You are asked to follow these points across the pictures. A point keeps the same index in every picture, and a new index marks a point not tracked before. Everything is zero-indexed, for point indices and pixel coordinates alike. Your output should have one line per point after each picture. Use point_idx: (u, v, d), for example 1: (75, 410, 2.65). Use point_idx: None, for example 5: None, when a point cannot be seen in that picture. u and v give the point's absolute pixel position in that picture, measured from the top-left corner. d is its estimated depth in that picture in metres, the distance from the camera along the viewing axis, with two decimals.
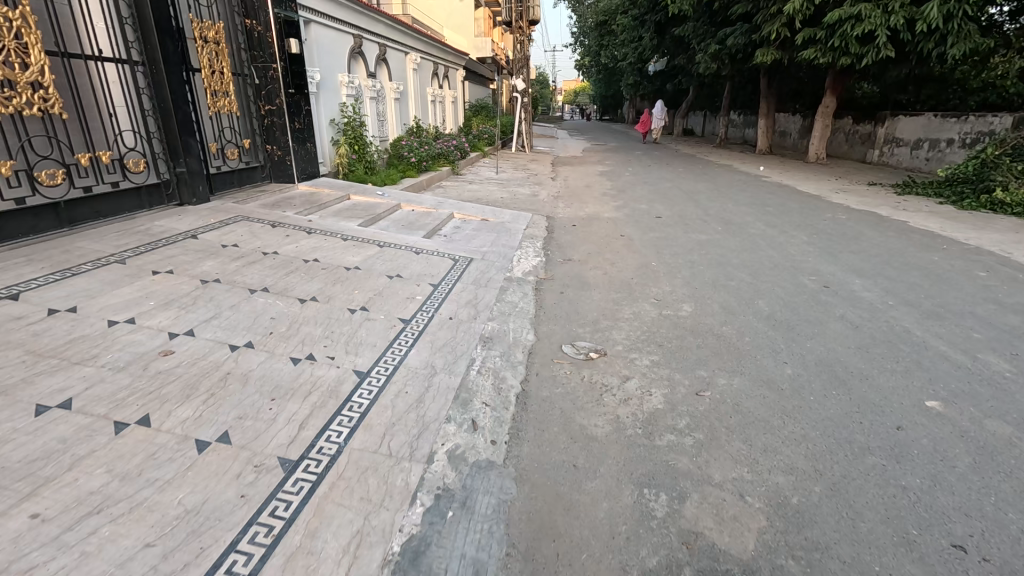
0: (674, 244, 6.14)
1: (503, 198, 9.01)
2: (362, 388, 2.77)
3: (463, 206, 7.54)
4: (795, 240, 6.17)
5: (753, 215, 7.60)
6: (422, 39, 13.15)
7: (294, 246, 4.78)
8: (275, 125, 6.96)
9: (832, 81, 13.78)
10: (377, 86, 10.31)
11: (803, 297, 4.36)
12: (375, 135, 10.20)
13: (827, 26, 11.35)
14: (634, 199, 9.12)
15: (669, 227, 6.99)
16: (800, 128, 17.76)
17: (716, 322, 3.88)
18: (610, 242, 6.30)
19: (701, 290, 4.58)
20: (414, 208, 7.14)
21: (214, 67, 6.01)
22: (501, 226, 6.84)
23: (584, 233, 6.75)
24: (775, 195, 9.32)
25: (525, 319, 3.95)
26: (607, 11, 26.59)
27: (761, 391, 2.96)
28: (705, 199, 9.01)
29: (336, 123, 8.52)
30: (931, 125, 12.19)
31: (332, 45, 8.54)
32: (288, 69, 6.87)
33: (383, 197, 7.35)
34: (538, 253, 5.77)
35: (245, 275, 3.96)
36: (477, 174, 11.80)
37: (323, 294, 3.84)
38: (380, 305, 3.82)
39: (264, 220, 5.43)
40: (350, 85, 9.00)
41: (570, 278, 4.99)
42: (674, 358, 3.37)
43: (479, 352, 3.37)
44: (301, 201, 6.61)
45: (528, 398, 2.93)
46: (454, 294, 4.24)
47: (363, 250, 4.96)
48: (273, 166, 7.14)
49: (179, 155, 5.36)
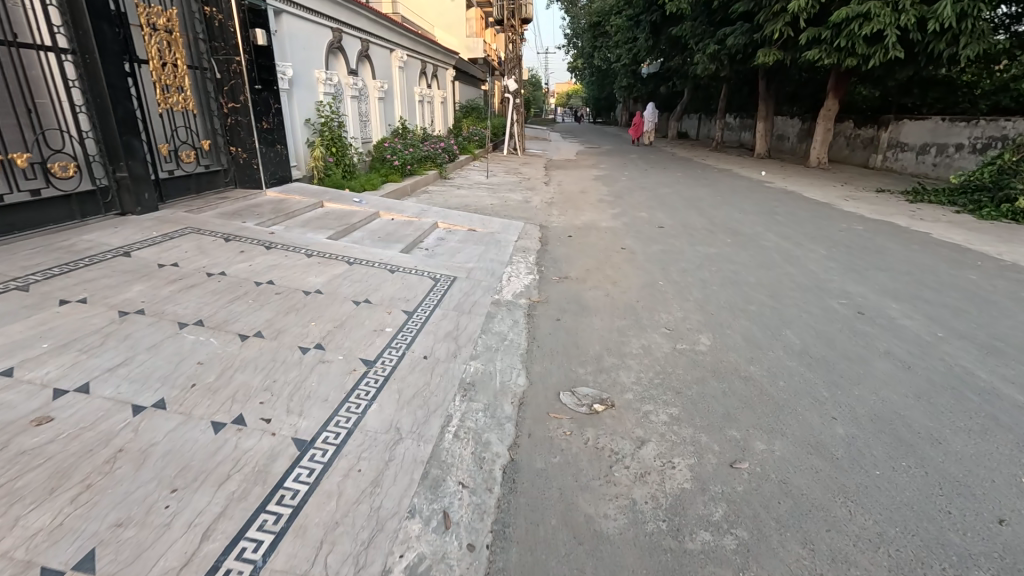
0: (681, 258, 5.55)
1: (492, 205, 8.37)
2: (301, 466, 2.13)
3: (448, 214, 6.91)
4: (815, 254, 5.59)
5: (762, 225, 7.04)
6: (409, 36, 12.49)
7: (247, 264, 4.11)
8: (239, 124, 6.29)
9: (834, 82, 13.33)
10: (359, 85, 9.63)
11: (836, 326, 3.77)
12: (356, 136, 9.52)
13: (833, 26, 10.87)
14: (633, 206, 8.53)
15: (673, 238, 6.39)
16: (799, 132, 17.33)
17: (741, 360, 3.28)
18: (610, 256, 5.70)
19: (717, 316, 3.98)
20: (393, 216, 6.53)
21: (164, 58, 5.33)
22: (489, 237, 6.21)
23: (581, 246, 6.13)
24: (782, 202, 8.79)
25: (514, 356, 3.32)
26: (601, 11, 26.04)
27: (810, 460, 2.36)
28: (708, 206, 8.44)
29: (312, 123, 7.86)
30: (939, 129, 11.74)
31: (308, 38, 7.89)
32: (253, 62, 6.21)
33: (360, 204, 6.69)
34: (531, 270, 5.14)
35: (178, 303, 3.29)
36: (466, 178, 11.15)
37: (270, 328, 3.18)
38: (340, 341, 3.17)
39: (218, 232, 4.75)
40: (327, 83, 8.32)
41: (567, 301, 4.37)
42: (696, 411, 2.76)
43: (458, 406, 2.73)
44: (267, 209, 5.96)
45: (517, 472, 2.30)
46: (432, 324, 3.60)
47: (329, 269, 4.31)
48: (237, 170, 6.46)
49: (119, 157, 4.67)
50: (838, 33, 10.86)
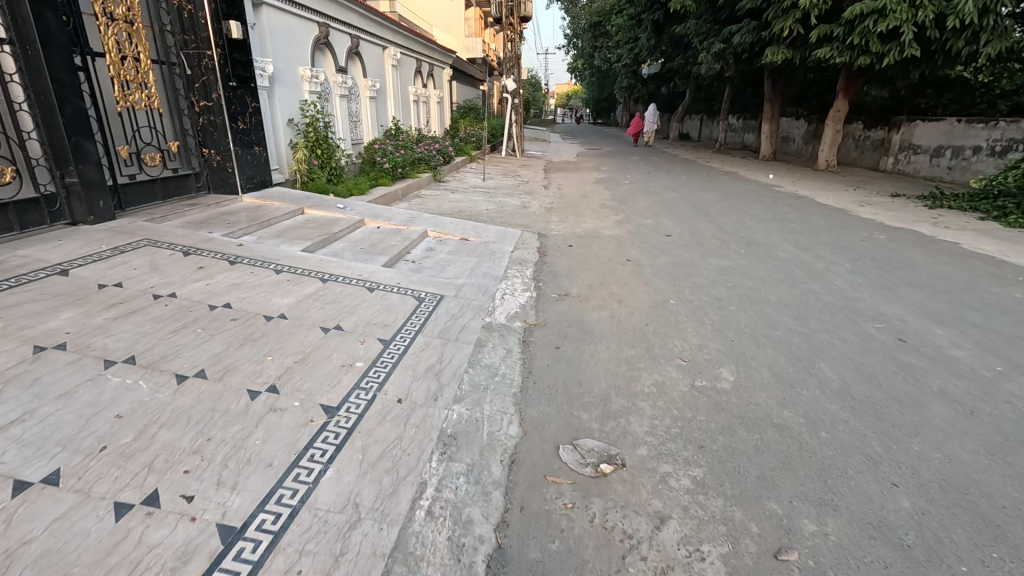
0: (693, 272, 5.07)
1: (487, 211, 7.86)
2: (223, 569, 1.63)
3: (439, 222, 6.42)
4: (839, 269, 5.10)
5: (777, 234, 6.55)
6: (403, 33, 12.00)
7: (203, 283, 3.61)
8: (210, 123, 5.79)
9: (844, 82, 12.85)
10: (348, 83, 9.13)
11: (877, 357, 3.29)
12: (344, 137, 9.00)
13: (846, 23, 10.38)
14: (638, 213, 8.02)
15: (683, 249, 5.90)
16: (805, 133, 16.86)
17: (773, 404, 2.78)
18: (614, 269, 5.21)
19: (739, 345, 3.48)
20: (379, 223, 6.03)
21: (124, 51, 4.83)
22: (483, 247, 5.72)
23: (582, 257, 5.63)
24: (794, 208, 8.32)
25: (506, 398, 2.83)
26: (602, 11, 25.59)
27: (875, 549, 1.88)
28: (717, 213, 7.94)
29: (295, 123, 7.36)
30: (954, 131, 11.27)
31: (291, 32, 7.39)
32: (226, 56, 5.74)
33: (344, 211, 6.20)
34: (527, 286, 4.63)
35: (109, 334, 2.79)
36: (461, 182, 10.66)
37: (217, 365, 2.68)
38: (299, 381, 2.67)
39: (177, 244, 4.25)
40: (313, 80, 7.82)
41: (568, 324, 3.88)
42: (726, 476, 2.26)
43: (435, 469, 2.23)
44: (240, 216, 5.46)
45: (505, 566, 1.81)
46: (412, 356, 3.10)
47: (300, 288, 3.81)
48: (211, 174, 5.97)
49: (67, 161, 4.18)
50: (851, 30, 10.39)
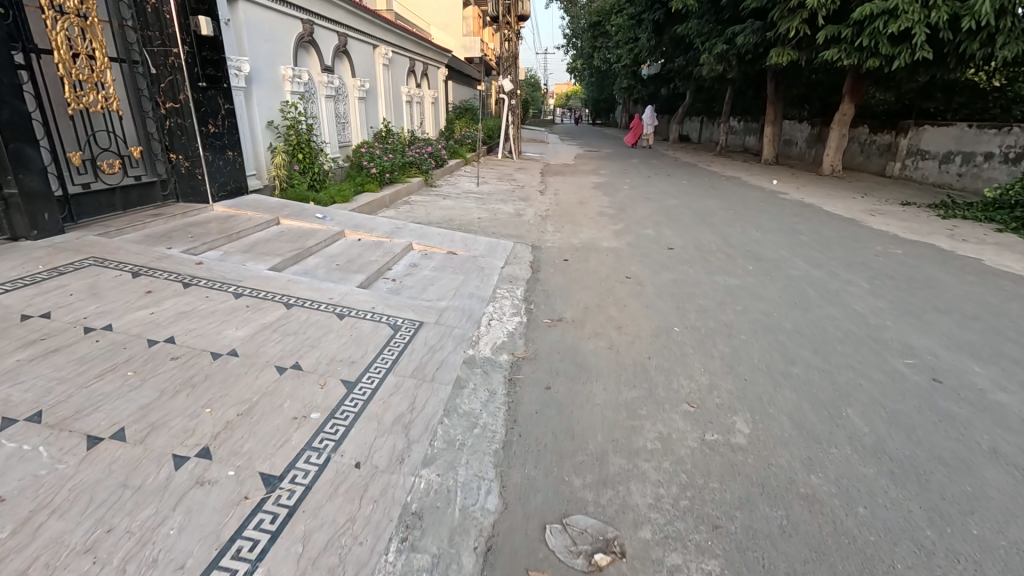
0: (698, 292, 4.66)
1: (479, 219, 7.44)
2: None
3: (426, 233, 5.99)
4: (857, 289, 4.69)
5: (786, 248, 6.15)
6: (395, 31, 11.56)
7: (147, 312, 3.18)
8: (178, 126, 5.37)
9: (850, 85, 12.47)
10: (335, 83, 8.70)
11: (911, 403, 2.88)
12: (330, 140, 8.58)
13: (855, 23, 9.99)
14: (637, 222, 7.60)
15: (686, 265, 5.49)
16: (809, 137, 16.50)
17: (797, 467, 2.37)
18: (612, 288, 4.80)
19: (755, 386, 3.07)
20: (360, 235, 5.63)
21: (76, 47, 4.40)
22: (471, 262, 5.30)
23: (578, 273, 5.22)
24: (802, 218, 7.93)
25: (486, 458, 2.41)
26: (602, 11, 25.18)
27: None
28: (722, 223, 7.52)
29: (275, 126, 6.93)
30: (964, 136, 10.91)
31: (270, 29, 6.95)
32: (195, 54, 5.32)
33: (323, 221, 5.78)
34: (517, 309, 4.21)
35: (18, 382, 2.37)
36: (454, 187, 10.22)
37: (141, 422, 2.26)
38: (238, 441, 2.25)
39: (128, 263, 3.82)
40: (295, 80, 7.38)
41: (561, 356, 3.47)
42: (747, 572, 1.85)
43: (391, 564, 1.82)
44: (206, 228, 5.04)
45: None
46: (379, 403, 2.69)
47: (260, 316, 3.39)
48: (179, 181, 5.54)
49: (4, 170, 3.75)
50: (860, 31, 10.00)
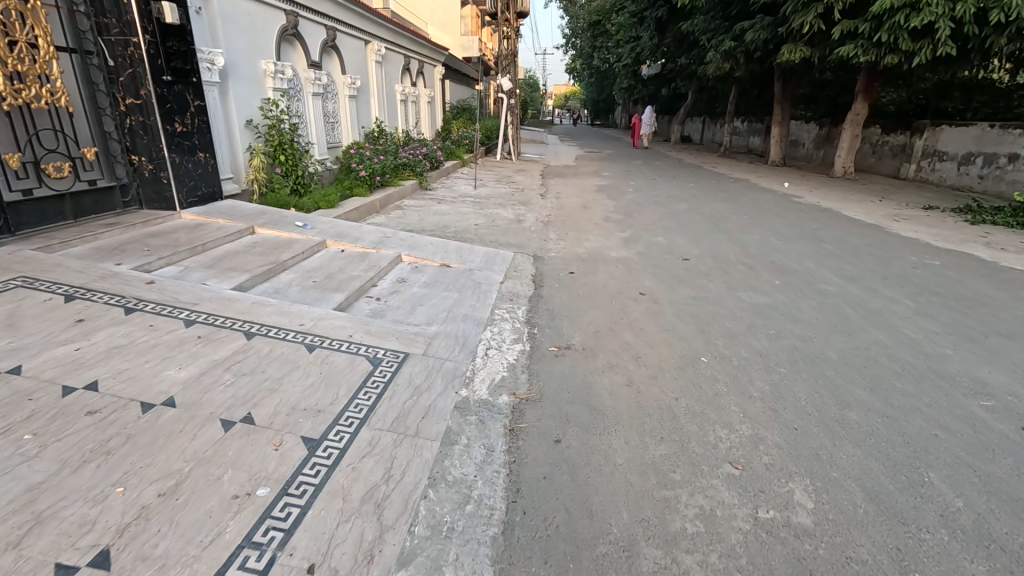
0: (724, 312, 4.13)
1: (476, 225, 6.90)
2: None
3: (417, 243, 5.44)
4: (902, 309, 4.16)
5: (812, 258, 5.63)
6: (388, 27, 11.02)
7: (71, 348, 2.62)
8: (139, 125, 4.81)
9: (864, 83, 11.96)
10: (323, 80, 8.17)
11: (1006, 465, 2.35)
12: (317, 141, 8.04)
13: (873, 18, 9.47)
14: (646, 228, 7.08)
15: (706, 278, 4.96)
16: (818, 137, 16.03)
17: (887, 564, 1.83)
18: (625, 306, 4.27)
19: (810, 440, 2.52)
20: (343, 245, 5.09)
21: (14, 33, 3.85)
22: (466, 276, 4.76)
23: (586, 289, 4.69)
24: (822, 224, 7.42)
25: (481, 552, 1.86)
26: (602, 10, 24.71)
27: None
28: (737, 229, 7.00)
29: (254, 125, 6.38)
30: (986, 136, 10.42)
31: (249, 20, 6.40)
32: (158, 44, 4.77)
33: (303, 230, 5.23)
34: (518, 335, 3.66)
35: None
36: (450, 190, 9.68)
37: (22, 514, 1.70)
38: (150, 541, 1.69)
39: (64, 284, 3.26)
40: (277, 76, 6.84)
41: (572, 396, 2.92)
42: None
43: None
44: (168, 238, 4.48)
45: None
46: (347, 471, 2.13)
47: (211, 351, 2.83)
48: (142, 186, 4.99)
49: None
50: (879, 26, 9.49)
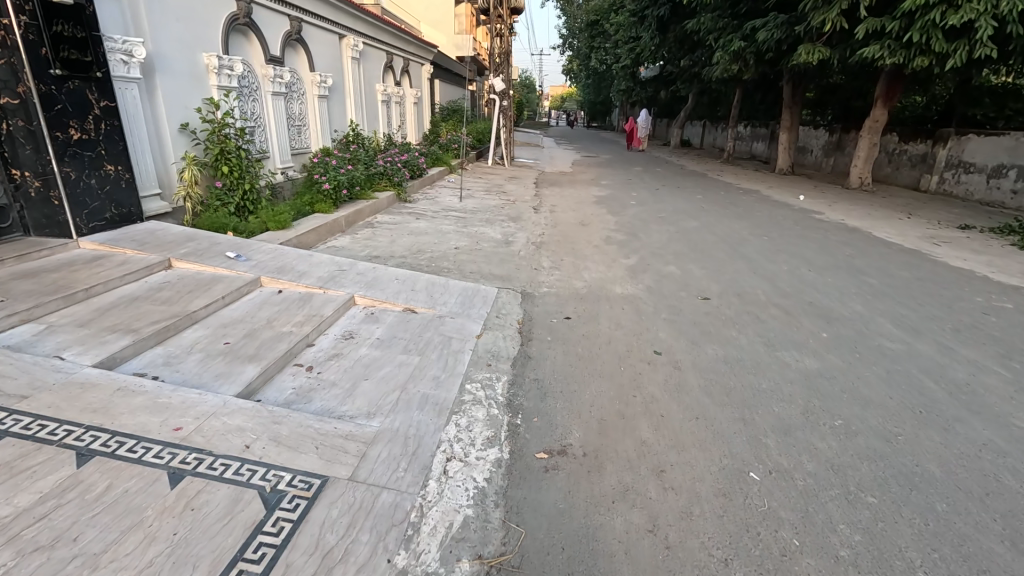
0: (768, 386, 3.16)
1: (456, 249, 5.90)
2: None
3: (377, 279, 4.43)
4: (997, 383, 3.20)
5: (856, 298, 4.68)
6: (367, 20, 9.99)
7: None
8: (21, 130, 3.78)
9: (884, 87, 11.06)
10: (285, 78, 7.15)
11: None
12: (273, 150, 7.02)
13: (903, 15, 8.55)
14: (654, 253, 6.13)
15: (734, 328, 3.99)
16: (826, 145, 15.30)
17: None
18: (637, 375, 3.29)
19: None
20: (282, 284, 4.06)
21: None
22: (433, 327, 3.74)
23: (586, 344, 3.71)
24: (854, 248, 6.48)
25: None
26: (601, 9, 23.83)
27: None
28: (759, 256, 6.05)
29: (190, 131, 5.34)
30: (1020, 147, 9.54)
31: (187, 4, 5.37)
32: (40, 29, 3.78)
33: (238, 264, 4.20)
34: (494, 431, 2.65)
35: None
36: (432, 202, 8.68)
37: None
38: None
39: None
40: (222, 72, 5.81)
41: (567, 560, 1.91)
42: None
43: None
44: (45, 279, 3.45)
45: None
46: None
47: (3, 497, 1.81)
48: (29, 208, 3.96)
49: None
50: (909, 24, 8.56)
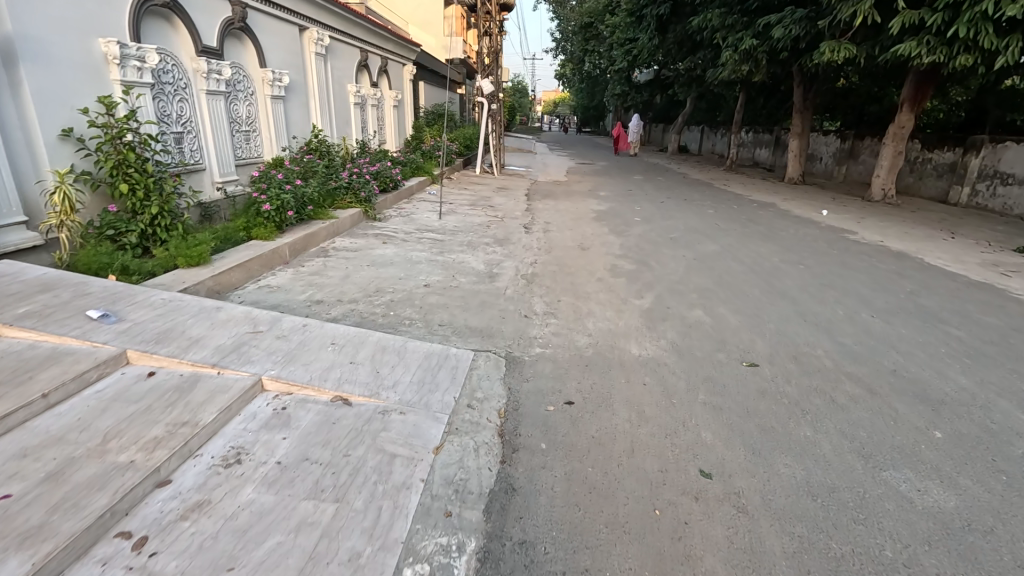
0: (898, 557, 1.95)
1: (424, 287, 4.67)
2: None
3: (305, 346, 3.18)
4: None
5: (952, 363, 3.50)
6: (334, 11, 8.73)
7: None
8: None
9: (912, 90, 10.00)
10: (223, 73, 5.90)
11: None
12: (207, 160, 5.77)
13: (946, 6, 7.42)
14: (672, 289, 4.95)
15: (808, 425, 2.79)
16: (836, 152, 14.26)
17: None
18: (686, 531, 2.07)
19: None
20: (158, 361, 2.81)
21: None
22: (370, 434, 2.50)
23: (598, 459, 2.49)
24: (912, 281, 5.33)
25: None
26: (597, 9, 22.70)
27: None
28: (803, 293, 4.88)
29: (73, 138, 4.09)
30: None
31: None
32: None
33: (102, 328, 2.95)
34: None
35: None
36: (405, 219, 7.47)
37: None
38: None
39: None
40: (124, 64, 4.56)
41: None
42: None
43: None
44: None
45: None
46: None
47: None
48: None
49: None
50: (953, 18, 7.45)
